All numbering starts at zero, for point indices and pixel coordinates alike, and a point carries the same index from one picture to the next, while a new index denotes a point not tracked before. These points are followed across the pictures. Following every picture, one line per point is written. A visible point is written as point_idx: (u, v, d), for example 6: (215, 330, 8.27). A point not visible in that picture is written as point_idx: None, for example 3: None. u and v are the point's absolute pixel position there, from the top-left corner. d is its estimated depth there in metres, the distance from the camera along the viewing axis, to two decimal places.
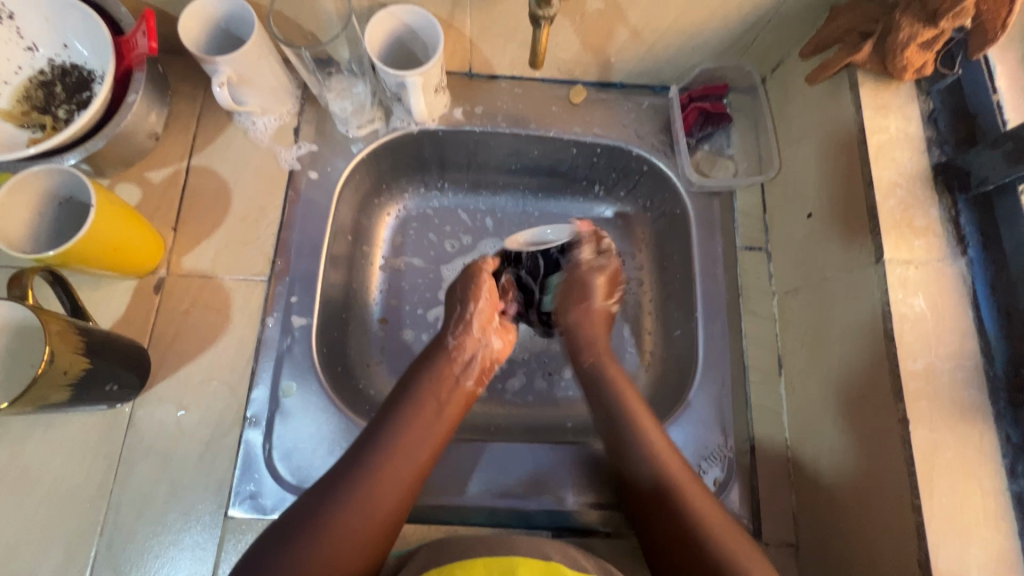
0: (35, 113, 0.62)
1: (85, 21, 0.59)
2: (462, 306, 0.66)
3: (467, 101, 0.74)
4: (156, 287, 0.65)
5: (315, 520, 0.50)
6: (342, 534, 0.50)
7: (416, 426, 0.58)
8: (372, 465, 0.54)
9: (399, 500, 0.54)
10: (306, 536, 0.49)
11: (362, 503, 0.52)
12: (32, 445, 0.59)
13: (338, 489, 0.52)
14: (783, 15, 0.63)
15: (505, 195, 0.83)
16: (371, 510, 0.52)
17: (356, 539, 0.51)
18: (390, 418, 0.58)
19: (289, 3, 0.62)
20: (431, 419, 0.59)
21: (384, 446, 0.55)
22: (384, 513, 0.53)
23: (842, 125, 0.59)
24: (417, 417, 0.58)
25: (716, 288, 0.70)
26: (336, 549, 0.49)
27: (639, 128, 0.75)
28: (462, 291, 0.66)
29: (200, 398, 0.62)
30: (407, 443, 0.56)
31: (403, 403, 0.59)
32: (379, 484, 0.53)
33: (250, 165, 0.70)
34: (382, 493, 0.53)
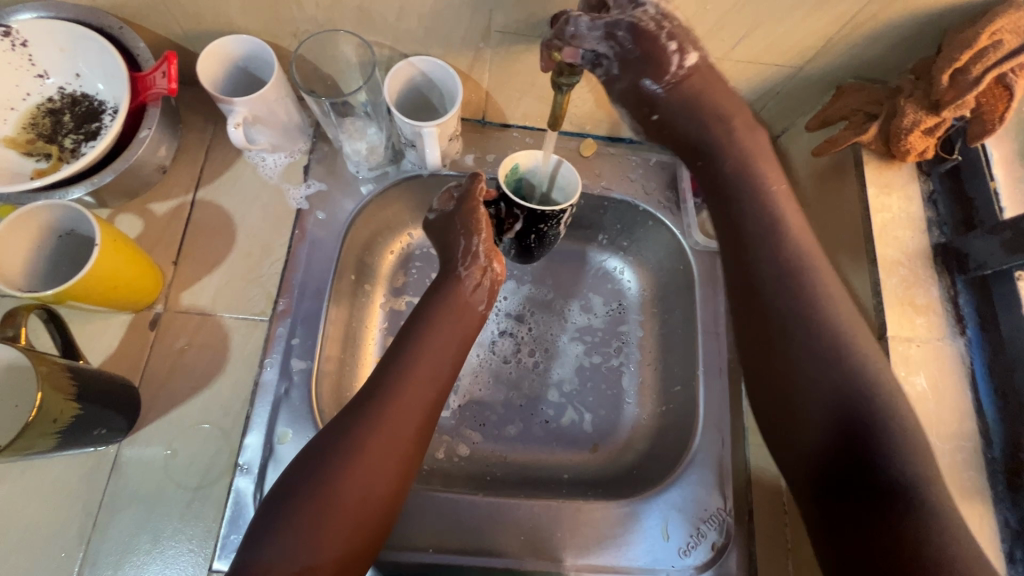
0: (41, 141, 0.61)
1: (101, 53, 0.58)
2: (463, 241, 0.62)
3: (478, 149, 0.75)
4: (152, 322, 0.63)
5: (339, 460, 0.51)
6: (372, 459, 0.52)
7: (432, 356, 0.58)
8: (397, 387, 0.55)
9: (421, 417, 0.56)
10: (331, 474, 0.50)
11: (391, 421, 0.54)
12: (8, 485, 0.56)
13: (369, 409, 0.54)
14: (790, 88, 0.65)
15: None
16: (399, 424, 0.54)
17: (390, 456, 0.53)
18: (405, 347, 0.59)
19: (312, 47, 0.61)
20: (446, 347, 0.60)
21: (404, 371, 0.56)
22: (408, 439, 0.54)
23: (845, 201, 0.61)
24: (439, 338, 0.60)
25: (717, 349, 0.71)
26: (373, 461, 0.52)
27: (646, 184, 0.77)
28: (462, 222, 0.62)
29: (188, 443, 0.60)
30: (427, 360, 0.58)
31: (421, 326, 0.60)
32: (402, 408, 0.55)
33: (257, 203, 0.69)
34: (405, 415, 0.54)
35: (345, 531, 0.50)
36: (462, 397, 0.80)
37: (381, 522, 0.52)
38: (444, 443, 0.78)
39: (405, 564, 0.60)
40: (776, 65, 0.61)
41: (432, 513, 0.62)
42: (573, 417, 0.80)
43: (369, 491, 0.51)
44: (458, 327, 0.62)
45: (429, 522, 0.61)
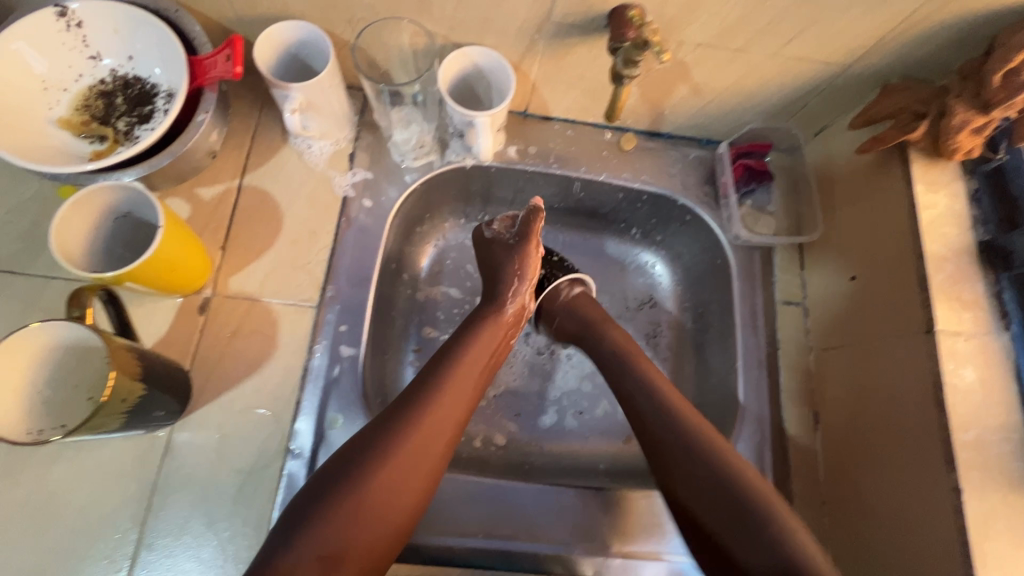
0: (95, 123, 0.61)
1: (159, 36, 0.58)
2: (513, 282, 0.69)
3: (521, 140, 0.76)
4: (201, 307, 0.63)
5: (379, 454, 0.54)
6: (407, 459, 0.54)
7: (467, 368, 0.62)
8: (436, 393, 0.59)
9: (446, 440, 0.57)
10: (369, 466, 0.53)
11: (421, 437, 0.55)
12: (62, 466, 0.56)
13: (400, 423, 0.55)
14: (835, 86, 0.66)
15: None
16: (439, 429, 0.57)
17: (424, 458, 0.55)
18: (444, 356, 0.63)
19: (372, 36, 0.62)
20: (480, 361, 0.63)
21: (443, 379, 0.60)
22: (442, 445, 0.57)
23: (891, 199, 0.62)
24: (470, 359, 0.63)
25: (755, 342, 0.71)
26: (398, 475, 0.53)
27: (685, 179, 0.77)
28: (518, 262, 0.69)
29: (240, 427, 0.60)
30: (459, 381, 0.61)
31: (461, 341, 0.64)
32: (439, 413, 0.58)
33: (303, 190, 0.69)
34: (442, 420, 0.57)
35: (365, 539, 0.51)
36: (499, 387, 0.81)
37: (398, 536, 0.53)
38: (480, 432, 0.78)
39: (455, 549, 0.60)
40: (825, 63, 0.62)
41: (480, 499, 0.62)
42: (607, 409, 0.81)
43: (390, 500, 0.53)
44: (488, 353, 0.64)
45: (478, 509, 0.62)
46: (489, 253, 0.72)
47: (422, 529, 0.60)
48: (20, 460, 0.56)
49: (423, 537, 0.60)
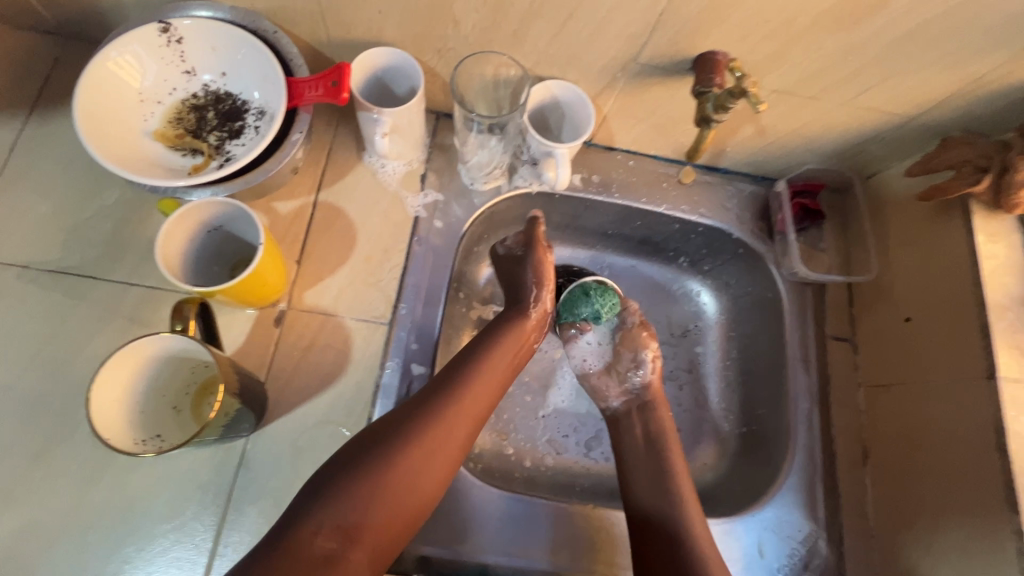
0: (188, 136, 0.62)
1: (258, 57, 0.60)
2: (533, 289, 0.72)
3: (584, 169, 0.78)
4: (277, 319, 0.64)
5: (404, 437, 0.55)
6: (429, 447, 0.55)
7: (490, 367, 0.63)
8: (461, 388, 0.60)
9: (467, 434, 0.59)
10: (393, 448, 0.54)
11: (443, 427, 0.57)
12: (141, 473, 0.57)
13: (427, 411, 0.57)
14: (896, 135, 0.69)
15: (582, 249, 0.87)
16: (461, 423, 0.58)
17: (446, 447, 0.56)
18: (469, 354, 0.64)
19: (477, 61, 0.63)
20: (502, 361, 0.65)
21: (468, 375, 0.62)
22: (462, 436, 0.58)
23: (951, 247, 0.65)
24: (493, 358, 0.64)
25: (806, 376, 0.73)
26: (417, 461, 0.54)
27: (740, 214, 0.80)
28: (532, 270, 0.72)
29: (315, 440, 0.61)
30: (483, 380, 0.62)
31: (485, 340, 0.66)
32: (463, 406, 0.59)
33: (376, 208, 0.71)
34: (465, 414, 0.59)
35: (380, 519, 0.51)
36: (548, 408, 0.82)
37: (411, 525, 0.54)
38: (530, 452, 0.79)
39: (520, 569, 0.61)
40: (891, 113, 0.65)
41: (544, 521, 0.63)
42: None
43: (409, 484, 0.54)
44: (510, 353, 0.66)
45: (540, 531, 0.63)
46: (507, 270, 0.75)
47: (489, 549, 0.61)
48: (101, 466, 0.56)
49: (490, 557, 0.61)
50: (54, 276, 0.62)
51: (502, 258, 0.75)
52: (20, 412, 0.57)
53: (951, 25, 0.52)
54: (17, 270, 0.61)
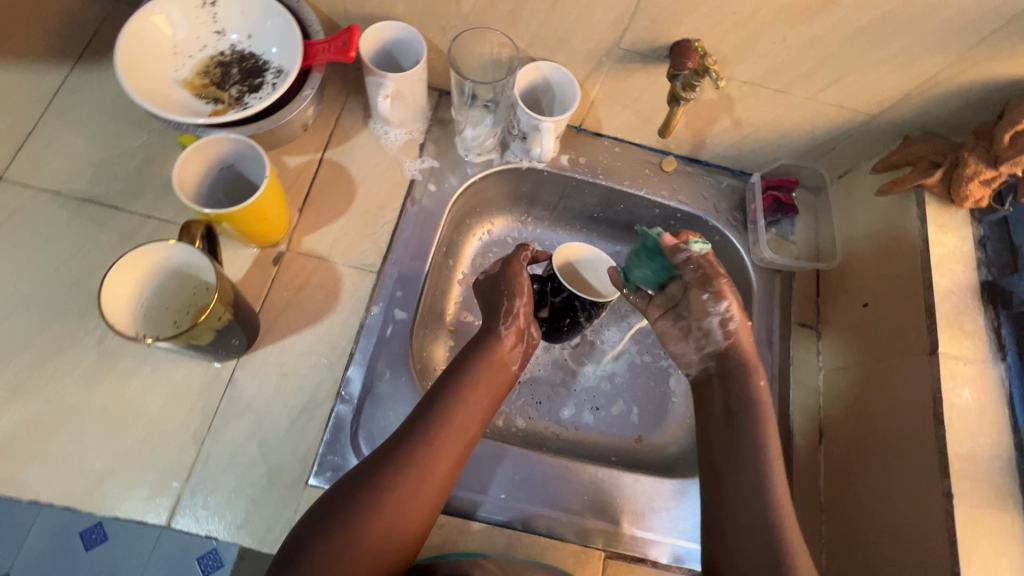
0: (213, 88, 0.69)
1: (281, 21, 0.67)
2: (506, 309, 0.68)
3: (572, 150, 0.84)
4: (275, 259, 0.70)
5: (373, 492, 0.54)
6: (400, 500, 0.55)
7: (462, 407, 0.61)
8: (432, 432, 0.59)
9: (441, 479, 0.57)
10: (362, 504, 0.53)
11: (417, 469, 0.56)
12: (139, 381, 0.63)
13: (395, 460, 0.56)
14: (861, 133, 0.74)
15: (568, 230, 0.93)
16: (433, 467, 0.57)
17: (418, 497, 0.56)
18: (441, 393, 0.62)
19: (470, 38, 0.70)
20: (476, 400, 0.62)
21: (439, 417, 0.60)
22: (436, 481, 0.57)
23: (906, 236, 0.69)
24: (466, 396, 0.62)
25: (769, 356, 0.76)
26: (393, 510, 0.54)
27: (717, 203, 0.85)
28: (506, 286, 0.69)
29: (299, 369, 0.66)
30: (454, 421, 0.60)
31: (458, 375, 0.63)
32: (434, 452, 0.58)
33: (376, 169, 0.77)
34: (436, 458, 0.57)
35: None
36: (524, 374, 0.86)
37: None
38: (503, 414, 0.83)
39: (479, 505, 0.65)
40: (855, 110, 0.70)
41: (506, 464, 0.67)
42: (623, 408, 0.86)
43: (384, 538, 0.53)
44: (484, 389, 0.63)
45: (501, 472, 0.67)
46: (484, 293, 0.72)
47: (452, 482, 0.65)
48: (104, 372, 0.62)
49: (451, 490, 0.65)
50: (80, 204, 0.68)
51: (479, 283, 0.74)
52: (37, 318, 0.63)
53: (899, 24, 0.58)
54: (48, 195, 0.68)
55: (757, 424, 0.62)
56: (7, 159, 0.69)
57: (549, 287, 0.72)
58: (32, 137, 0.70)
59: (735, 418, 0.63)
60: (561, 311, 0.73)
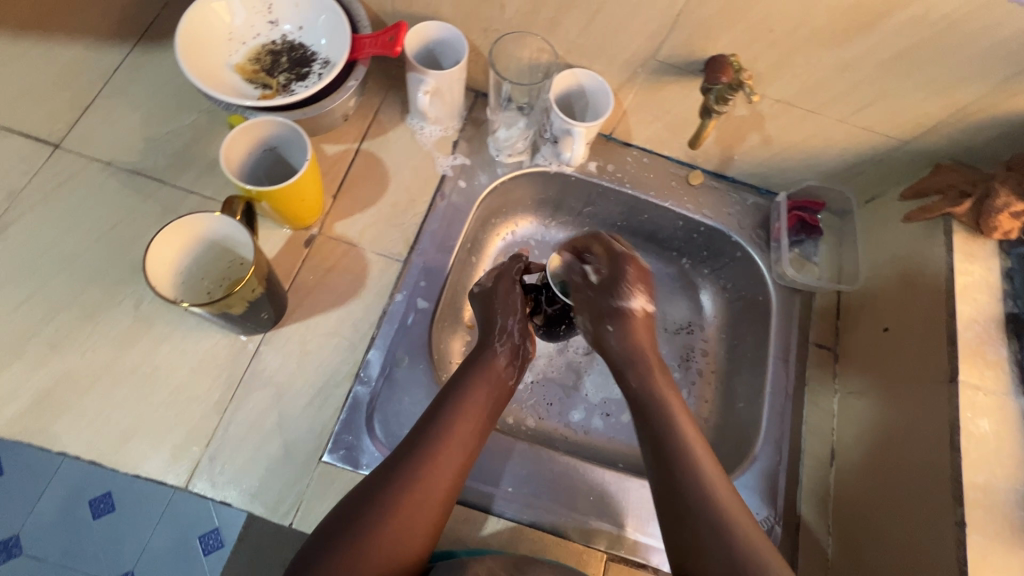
0: (262, 74, 0.72)
1: (332, 15, 0.70)
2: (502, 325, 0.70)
3: (601, 158, 0.85)
4: (307, 241, 0.73)
5: (375, 510, 0.55)
6: (401, 517, 0.55)
7: (459, 422, 0.61)
8: (429, 448, 0.59)
9: (442, 493, 0.58)
10: (364, 521, 0.55)
11: (417, 485, 0.57)
12: (169, 347, 0.65)
13: (394, 478, 0.57)
14: (891, 159, 0.75)
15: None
16: (432, 482, 0.58)
17: (419, 511, 0.56)
18: (439, 410, 0.62)
19: (511, 43, 0.73)
20: (473, 415, 0.62)
21: (436, 434, 0.60)
22: (436, 494, 0.57)
23: (932, 263, 0.69)
24: (464, 411, 0.62)
25: (785, 374, 0.76)
26: (405, 520, 0.55)
27: (741, 219, 0.85)
28: (501, 303, 0.71)
29: (322, 348, 0.68)
30: (451, 437, 0.60)
31: (455, 391, 0.64)
32: (433, 467, 0.58)
33: (410, 162, 0.80)
34: (434, 473, 0.58)
35: None
36: (537, 375, 0.87)
37: None
38: (513, 412, 0.84)
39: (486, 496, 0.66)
40: (885, 135, 0.71)
41: (513, 458, 0.68)
42: None
43: (389, 554, 0.54)
44: (482, 403, 0.64)
45: (509, 466, 0.68)
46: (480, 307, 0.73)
47: None
48: (138, 336, 0.65)
49: None
50: (129, 175, 0.72)
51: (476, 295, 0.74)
52: (80, 280, 0.66)
53: (936, 50, 0.58)
54: (100, 165, 0.72)
55: (671, 434, 0.61)
56: (65, 128, 0.73)
57: (545, 296, 0.74)
58: (90, 109, 0.74)
59: (648, 435, 0.62)
60: (557, 316, 0.75)
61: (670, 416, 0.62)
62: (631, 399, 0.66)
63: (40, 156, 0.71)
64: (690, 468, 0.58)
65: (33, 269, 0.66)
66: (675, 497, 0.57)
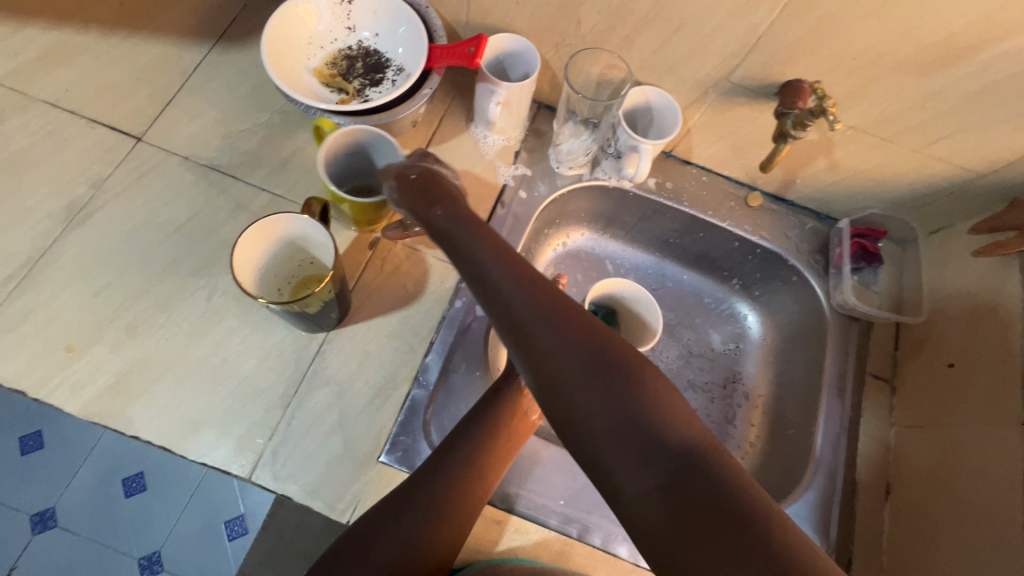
0: (338, 79, 0.74)
1: (410, 24, 0.71)
2: None
3: (661, 175, 0.85)
4: (371, 243, 0.74)
5: (394, 527, 0.54)
6: (419, 540, 0.54)
7: (486, 448, 0.60)
8: (453, 471, 0.58)
9: (463, 516, 0.57)
10: (381, 539, 0.53)
11: (439, 508, 0.56)
12: (237, 340, 0.67)
13: (416, 498, 0.56)
14: (964, 191, 0.73)
15: (640, 252, 0.94)
16: (455, 506, 0.57)
17: (438, 534, 0.55)
18: (466, 433, 0.61)
19: (585, 58, 0.73)
20: (500, 442, 0.61)
21: (464, 457, 0.59)
22: (456, 518, 0.56)
23: (1004, 300, 0.67)
24: (491, 434, 0.61)
25: (840, 403, 0.75)
26: (429, 527, 0.55)
27: (800, 243, 0.84)
28: None
29: (381, 350, 0.69)
30: (478, 461, 0.59)
31: (486, 414, 0.62)
32: (456, 492, 0.57)
33: (472, 170, 0.81)
34: (457, 499, 0.57)
35: None
36: None
37: None
38: None
39: (537, 508, 0.66)
40: (960, 167, 0.70)
41: (567, 471, 0.68)
42: None
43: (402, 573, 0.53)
44: (510, 428, 0.62)
45: (562, 479, 0.68)
46: None
47: (512, 481, 0.67)
48: (209, 327, 0.67)
49: (513, 488, 0.66)
50: (205, 170, 0.74)
51: None
52: (156, 269, 0.69)
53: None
54: (179, 159, 0.74)
55: (618, 409, 0.38)
56: (147, 122, 0.76)
57: None
58: (171, 105, 0.77)
59: (587, 442, 0.38)
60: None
61: (609, 375, 0.39)
62: (506, 318, 0.42)
63: (122, 148, 0.74)
64: (655, 438, 0.38)
65: (113, 256, 0.69)
66: (661, 488, 0.36)
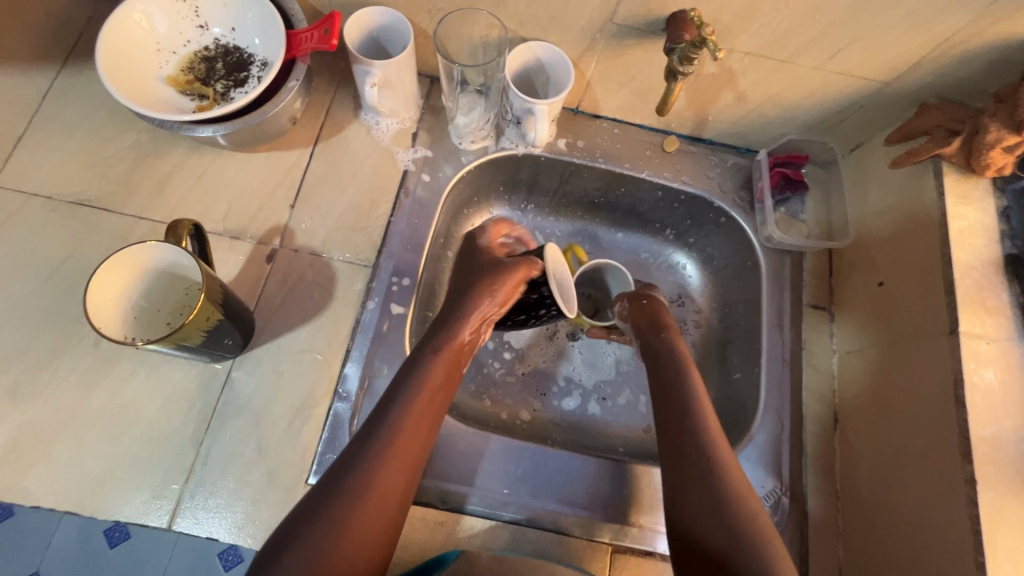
0: (197, 83, 0.67)
1: (263, 12, 0.65)
2: (475, 299, 0.65)
3: (570, 134, 0.81)
4: (268, 257, 0.69)
5: (330, 515, 0.51)
6: (360, 523, 0.52)
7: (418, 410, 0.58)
8: (387, 447, 0.55)
9: (399, 488, 0.55)
10: (318, 529, 0.50)
11: (374, 485, 0.53)
12: (136, 384, 0.62)
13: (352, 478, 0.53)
14: (874, 102, 0.71)
15: (568, 218, 0.90)
16: (390, 481, 0.54)
17: (377, 513, 0.53)
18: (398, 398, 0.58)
19: (459, 19, 0.68)
20: (433, 404, 0.59)
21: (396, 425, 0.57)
22: (392, 494, 0.54)
23: (923, 209, 0.66)
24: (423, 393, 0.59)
25: (779, 340, 0.73)
26: (367, 508, 0.52)
27: (722, 183, 0.81)
28: (481, 281, 0.66)
29: (294, 369, 0.65)
30: (413, 425, 0.57)
31: (418, 375, 0.60)
32: (391, 466, 0.55)
33: (368, 160, 0.75)
34: (388, 474, 0.54)
35: None
36: (527, 365, 0.83)
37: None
38: (507, 406, 0.81)
39: (482, 501, 0.64)
40: (864, 79, 0.67)
41: (511, 457, 0.66)
42: (629, 398, 0.83)
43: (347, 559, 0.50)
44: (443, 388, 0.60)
45: (506, 466, 0.65)
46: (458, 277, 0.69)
47: (452, 478, 0.64)
48: (103, 375, 0.62)
49: (454, 485, 0.64)
50: (72, 207, 0.68)
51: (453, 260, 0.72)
52: (33, 324, 0.63)
53: None
54: (41, 199, 0.68)
55: (710, 496, 0.56)
56: None
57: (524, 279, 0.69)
58: (23, 141, 0.70)
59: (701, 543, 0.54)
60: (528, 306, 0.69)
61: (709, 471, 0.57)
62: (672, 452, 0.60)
63: None
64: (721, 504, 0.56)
65: None
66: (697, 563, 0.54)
